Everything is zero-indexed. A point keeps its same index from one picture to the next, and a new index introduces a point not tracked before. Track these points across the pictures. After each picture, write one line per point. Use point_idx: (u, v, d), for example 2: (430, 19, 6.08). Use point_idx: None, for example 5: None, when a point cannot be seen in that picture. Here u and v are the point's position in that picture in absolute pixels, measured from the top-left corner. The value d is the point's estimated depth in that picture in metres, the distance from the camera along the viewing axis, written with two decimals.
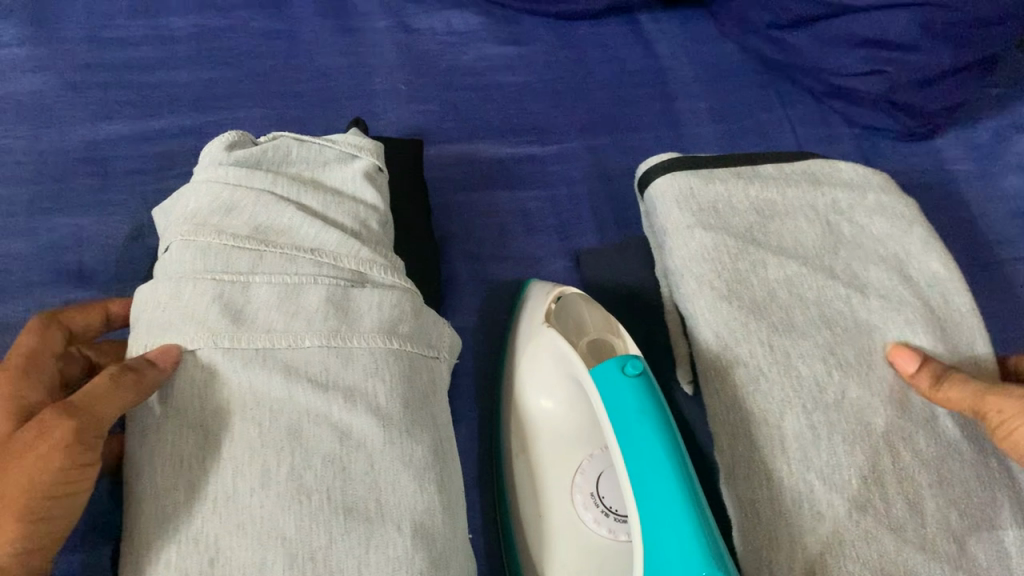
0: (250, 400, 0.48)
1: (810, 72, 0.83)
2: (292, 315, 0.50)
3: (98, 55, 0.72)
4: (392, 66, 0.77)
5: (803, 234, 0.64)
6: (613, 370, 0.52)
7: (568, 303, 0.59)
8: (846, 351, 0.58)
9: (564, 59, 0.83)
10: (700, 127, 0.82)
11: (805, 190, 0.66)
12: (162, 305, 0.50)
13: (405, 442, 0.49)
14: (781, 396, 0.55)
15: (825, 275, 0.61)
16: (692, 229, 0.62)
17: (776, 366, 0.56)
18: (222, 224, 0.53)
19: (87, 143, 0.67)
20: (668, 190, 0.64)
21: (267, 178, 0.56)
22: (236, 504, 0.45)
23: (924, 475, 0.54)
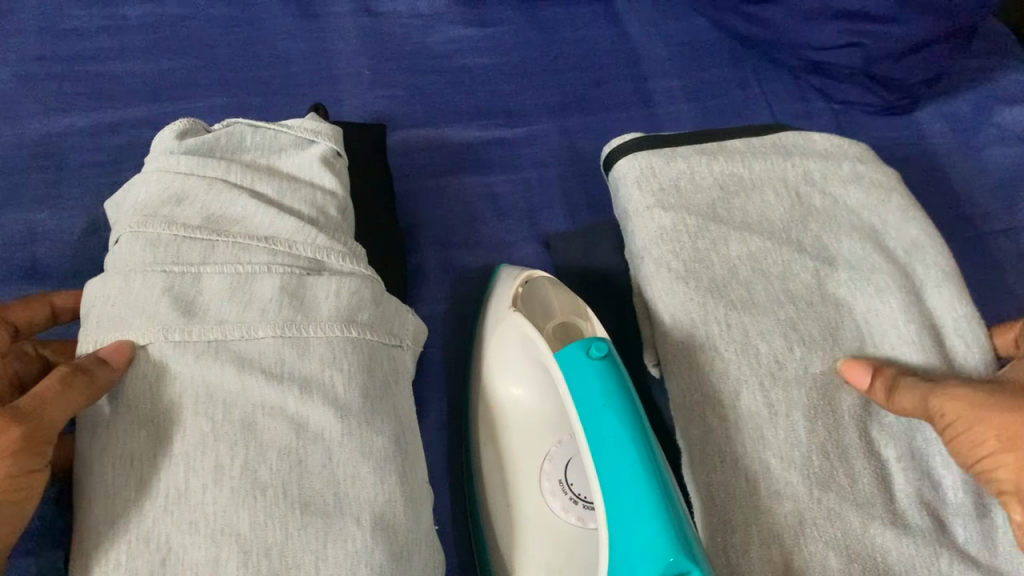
0: (202, 395, 0.46)
1: (784, 48, 0.82)
2: (245, 305, 0.49)
3: (51, 46, 0.70)
4: (356, 51, 0.76)
5: (769, 208, 0.62)
6: (578, 354, 0.50)
7: (535, 287, 0.58)
8: (809, 327, 0.56)
9: (533, 39, 0.81)
10: (673, 106, 0.80)
11: (773, 162, 0.65)
12: (109, 299, 0.48)
13: (366, 434, 0.48)
14: (738, 373, 0.54)
15: (790, 249, 0.60)
16: (647, 210, 0.61)
17: (737, 344, 0.55)
18: (173, 215, 0.51)
19: (40, 136, 0.65)
20: (625, 175, 0.63)
21: (220, 166, 0.54)
22: (187, 502, 0.43)
23: (892, 448, 0.53)
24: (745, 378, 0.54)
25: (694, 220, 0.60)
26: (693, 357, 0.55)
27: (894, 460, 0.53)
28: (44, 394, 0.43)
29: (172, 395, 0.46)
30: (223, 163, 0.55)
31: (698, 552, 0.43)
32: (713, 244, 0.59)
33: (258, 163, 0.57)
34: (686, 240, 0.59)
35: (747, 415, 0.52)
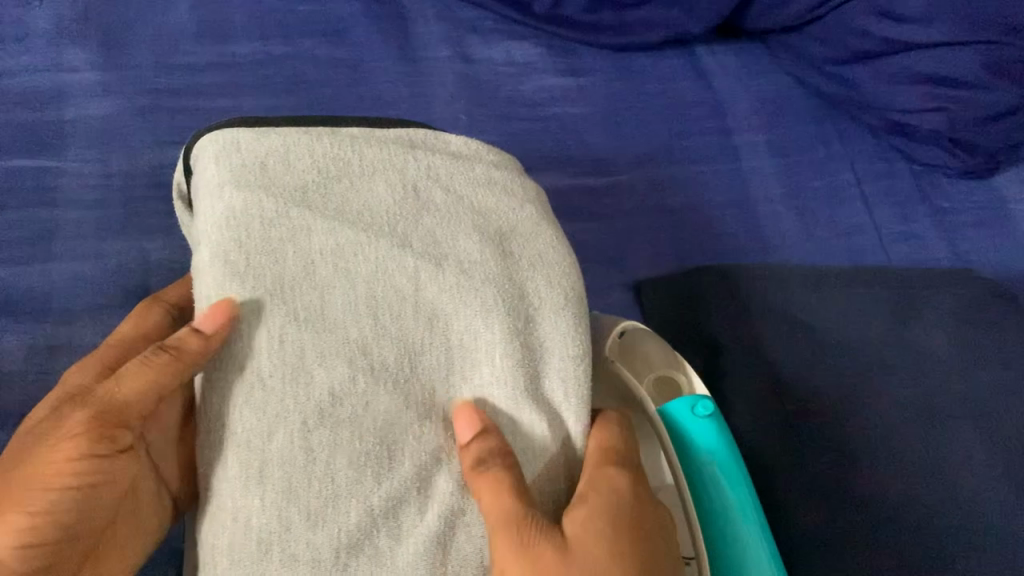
0: (326, 398, 0.41)
1: (870, 108, 0.83)
2: (430, 261, 0.46)
3: (166, 80, 0.73)
4: (452, 95, 0.78)
5: (842, 326, 0.69)
6: (683, 410, 0.51)
7: (633, 339, 0.57)
8: (861, 419, 0.63)
9: (621, 89, 0.83)
10: (757, 160, 0.82)
11: (856, 288, 0.72)
12: (240, 253, 0.43)
13: (365, 468, 0.41)
14: (250, 219, 0.44)
15: (862, 364, 0.66)
16: (206, 168, 0.47)
17: (303, 238, 0.44)
18: (292, 215, 0.45)
19: (153, 167, 0.68)
20: (200, 148, 0.48)
21: (338, 151, 0.48)
22: (320, 506, 0.40)
23: (933, 459, 0.61)
24: (282, 202, 0.45)
25: (337, 148, 0.48)
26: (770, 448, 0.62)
27: (909, 473, 0.61)
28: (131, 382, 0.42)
29: (309, 402, 0.41)
30: (330, 143, 0.48)
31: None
32: (290, 155, 0.47)
33: (382, 138, 0.51)
34: (497, 175, 0.52)
35: (233, 213, 0.44)
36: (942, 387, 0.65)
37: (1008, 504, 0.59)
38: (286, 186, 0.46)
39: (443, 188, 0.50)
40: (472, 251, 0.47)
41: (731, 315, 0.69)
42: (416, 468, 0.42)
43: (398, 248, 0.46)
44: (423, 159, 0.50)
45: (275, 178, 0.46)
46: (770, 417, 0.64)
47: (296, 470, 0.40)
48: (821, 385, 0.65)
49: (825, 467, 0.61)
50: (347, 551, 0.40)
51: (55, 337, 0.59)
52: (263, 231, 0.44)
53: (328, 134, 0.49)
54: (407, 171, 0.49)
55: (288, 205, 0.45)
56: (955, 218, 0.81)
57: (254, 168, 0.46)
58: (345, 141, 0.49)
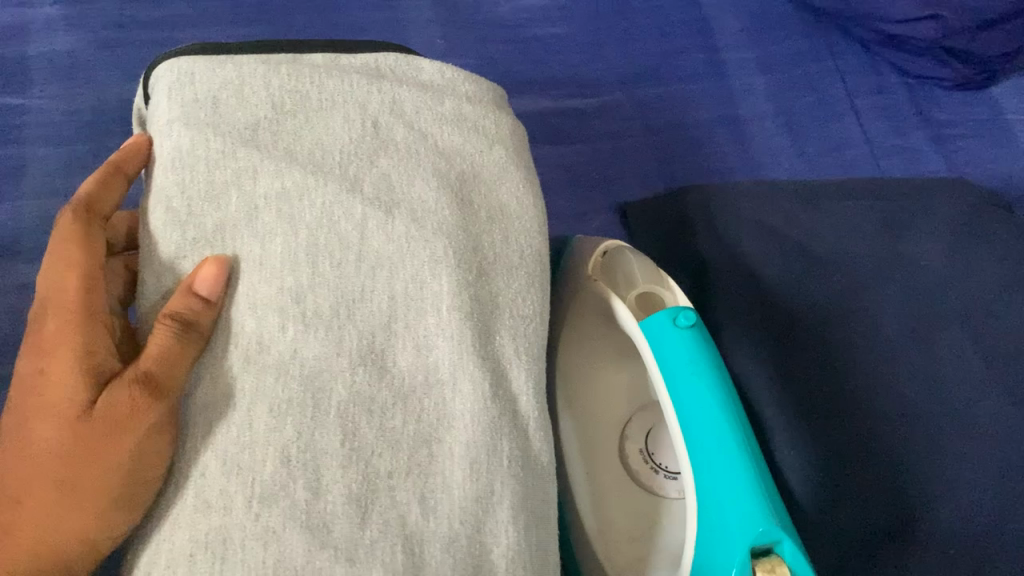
0: (252, 346, 0.37)
1: (860, 21, 0.81)
2: (380, 208, 0.41)
3: (131, 12, 0.70)
4: (428, 20, 0.75)
5: (838, 241, 0.67)
6: (664, 322, 0.51)
7: (614, 257, 0.56)
8: (858, 334, 0.62)
9: (603, 9, 0.80)
10: (745, 77, 0.79)
11: (853, 206, 0.70)
12: (182, 198, 0.39)
13: (284, 418, 0.36)
14: (194, 160, 0.40)
15: (859, 278, 0.65)
16: (157, 103, 0.42)
17: (248, 182, 0.40)
18: (238, 154, 0.40)
19: (120, 101, 0.66)
20: (155, 79, 0.43)
21: (295, 83, 0.43)
22: (237, 453, 0.35)
23: (933, 372, 0.60)
24: (229, 140, 0.40)
25: (296, 77, 0.43)
26: (765, 365, 0.60)
27: (907, 390, 0.59)
28: (165, 356, 0.35)
29: (236, 350, 0.37)
30: (290, 75, 0.43)
31: (782, 513, 0.45)
32: (244, 87, 0.42)
33: (346, 66, 0.45)
34: (469, 111, 0.46)
35: (179, 151, 0.40)
36: (937, 299, 0.64)
37: (1000, 414, 0.58)
38: (236, 123, 0.41)
39: (408, 125, 0.44)
40: (428, 199, 0.42)
41: (720, 234, 0.68)
42: (347, 432, 0.36)
43: (347, 193, 0.41)
44: (389, 91, 0.44)
45: (225, 115, 0.41)
46: (764, 336, 0.62)
47: (218, 416, 0.36)
48: (814, 301, 0.64)
49: (816, 376, 0.60)
50: (261, 500, 0.34)
51: (29, 275, 0.58)
52: (206, 174, 0.39)
53: (288, 61, 0.44)
54: (368, 105, 0.44)
55: (233, 147, 0.40)
56: (951, 129, 0.79)
57: (205, 104, 0.41)
58: (305, 72, 0.43)
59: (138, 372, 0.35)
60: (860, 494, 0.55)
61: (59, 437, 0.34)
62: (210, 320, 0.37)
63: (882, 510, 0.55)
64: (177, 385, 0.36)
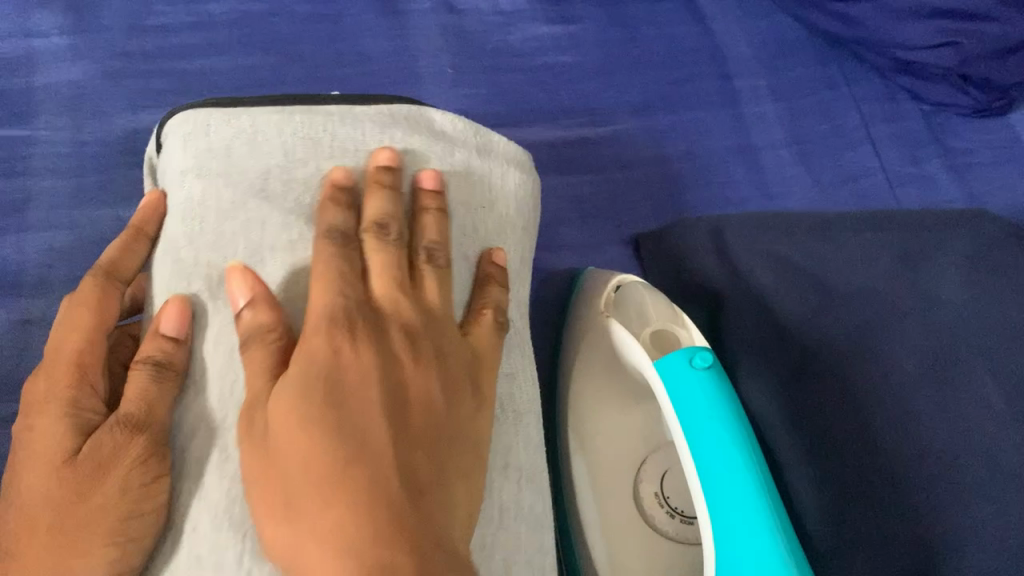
0: (250, 393, 0.38)
1: (873, 47, 0.80)
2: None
3: (138, 42, 0.70)
4: (437, 48, 0.74)
5: (847, 271, 0.66)
6: (680, 362, 0.49)
7: (624, 293, 0.55)
8: (864, 368, 0.59)
9: (615, 36, 0.79)
10: (759, 106, 0.78)
11: (868, 237, 0.68)
12: (190, 250, 0.41)
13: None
14: (206, 212, 0.42)
15: (868, 307, 0.63)
16: (173, 152, 0.44)
17: (257, 231, 0.41)
18: (248, 206, 0.42)
19: (128, 133, 0.65)
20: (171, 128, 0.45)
21: (311, 131, 0.44)
22: (231, 504, 0.36)
23: (946, 403, 0.57)
24: (240, 191, 0.42)
25: (311, 126, 0.44)
26: (778, 403, 0.61)
27: (920, 423, 0.56)
28: (144, 397, 0.38)
29: (232, 398, 0.38)
30: (305, 123, 0.44)
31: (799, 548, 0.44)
32: (259, 135, 0.44)
33: (360, 113, 0.46)
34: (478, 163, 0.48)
35: (191, 202, 0.42)
36: (952, 322, 0.61)
37: (1003, 468, 0.53)
38: (247, 172, 0.42)
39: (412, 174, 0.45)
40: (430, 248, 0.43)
41: (732, 269, 0.67)
42: None
43: None
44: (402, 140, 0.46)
45: (237, 164, 0.43)
46: (772, 379, 0.62)
47: (216, 466, 0.37)
48: (827, 334, 0.62)
49: (821, 419, 0.59)
50: (254, 556, 0.35)
51: (32, 311, 0.57)
52: (215, 224, 0.41)
53: (303, 110, 0.45)
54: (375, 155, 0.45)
55: (242, 197, 0.42)
56: (969, 158, 0.77)
57: (219, 154, 0.43)
58: (319, 121, 0.45)
59: (119, 416, 0.37)
60: (869, 543, 0.54)
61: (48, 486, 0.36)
62: (182, 358, 0.39)
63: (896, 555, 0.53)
64: (161, 422, 0.38)
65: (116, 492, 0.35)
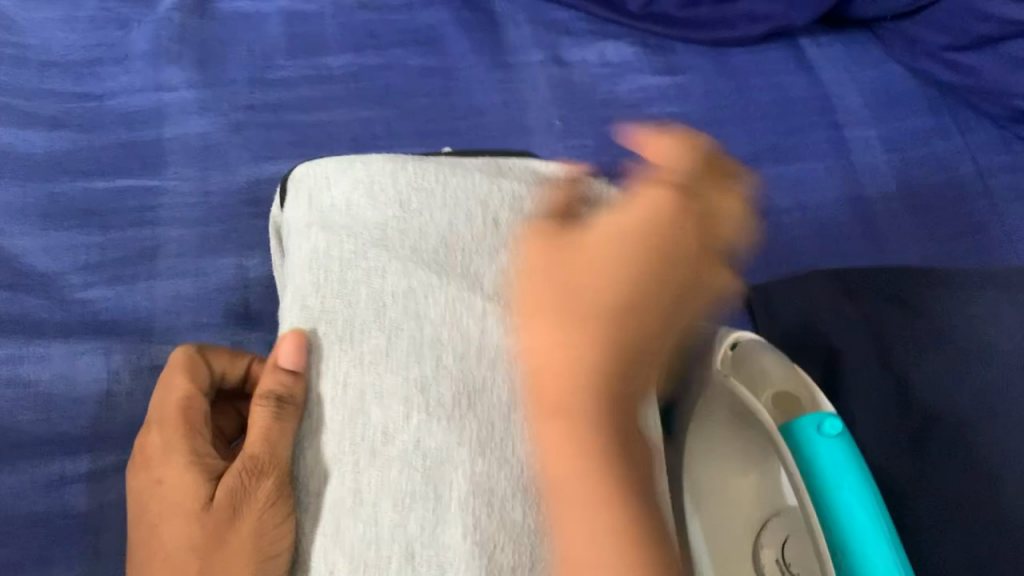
0: (379, 438, 0.41)
1: (990, 96, 0.78)
2: (498, 303, 0.45)
3: (260, 96, 0.73)
4: (546, 100, 0.75)
5: (972, 331, 0.64)
6: (808, 428, 0.48)
7: (745, 351, 0.54)
8: (991, 432, 0.59)
9: (722, 87, 0.79)
10: (870, 156, 0.77)
11: (995, 296, 0.66)
12: (316, 296, 0.45)
13: (407, 512, 0.39)
14: (329, 262, 0.46)
15: (991, 370, 0.62)
16: (298, 210, 0.50)
17: (377, 279, 0.45)
18: (368, 256, 0.46)
19: (251, 184, 0.68)
20: (299, 177, 0.51)
21: (421, 180, 0.49)
22: (364, 550, 0.38)
23: None
24: (360, 243, 0.46)
25: (420, 174, 0.49)
26: (897, 464, 0.58)
27: None
28: (267, 437, 0.41)
29: (360, 444, 0.41)
30: (415, 170, 0.49)
31: None
32: (374, 187, 0.49)
33: (470, 166, 0.52)
34: None
35: (316, 253, 0.46)
36: None
37: None
38: (366, 224, 0.47)
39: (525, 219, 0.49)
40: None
41: (850, 324, 0.65)
42: (469, 528, 0.39)
43: (467, 291, 0.45)
44: (508, 189, 0.50)
45: (357, 215, 0.48)
46: (897, 433, 0.59)
47: (345, 510, 0.39)
48: (952, 396, 0.60)
49: (949, 489, 0.56)
50: None
51: (160, 357, 0.59)
52: (339, 274, 0.45)
53: (413, 160, 0.50)
54: (489, 202, 0.49)
55: (363, 249, 0.46)
56: None
57: (342, 210, 0.48)
58: (430, 171, 0.49)
59: (244, 460, 0.40)
60: None
61: (185, 533, 0.38)
62: (300, 393, 0.43)
63: None
64: (282, 459, 0.41)
65: (254, 535, 0.38)
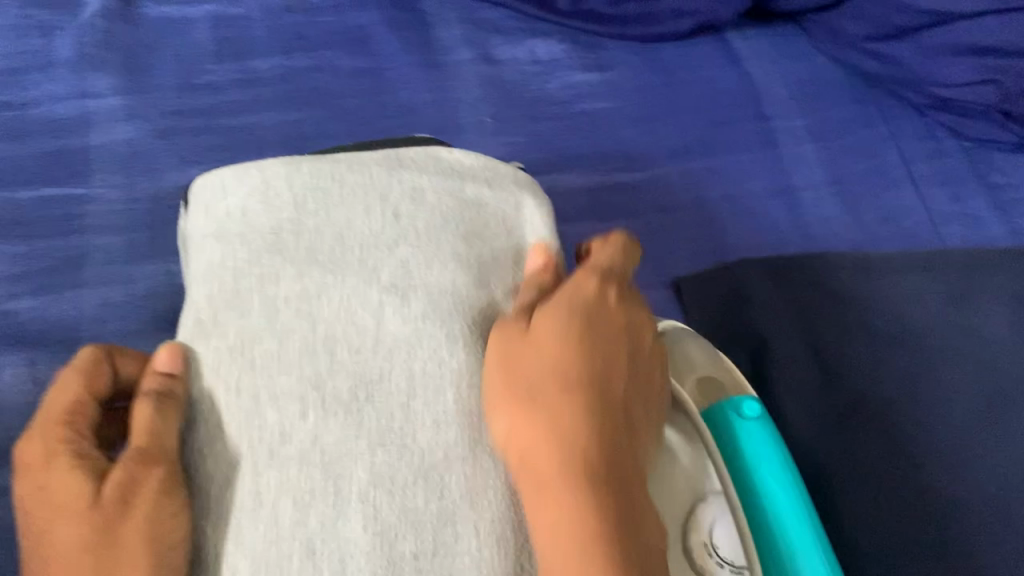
0: (276, 437, 0.41)
1: (912, 84, 0.80)
2: (397, 297, 0.45)
3: (187, 100, 0.72)
4: (477, 98, 0.76)
5: (894, 314, 0.67)
6: (726, 411, 0.49)
7: (672, 337, 0.55)
8: (911, 413, 0.61)
9: (651, 81, 0.80)
10: (796, 146, 0.79)
11: (915, 278, 0.68)
12: (208, 308, 0.44)
13: (307, 509, 0.39)
14: (223, 271, 0.45)
15: (914, 353, 0.64)
16: (197, 218, 0.48)
17: (271, 286, 0.44)
18: (263, 261, 0.45)
19: (177, 189, 0.67)
20: (197, 188, 0.50)
21: (317, 181, 0.48)
22: (267, 548, 0.38)
23: (989, 456, 0.60)
24: (254, 249, 0.45)
25: (318, 176, 0.48)
26: (820, 448, 0.59)
27: (968, 476, 0.59)
28: (150, 429, 0.40)
29: (257, 443, 0.40)
30: (309, 172, 0.48)
31: None
32: (269, 191, 0.47)
33: (367, 160, 0.50)
34: (491, 197, 0.52)
35: (212, 264, 0.45)
36: (994, 371, 0.64)
37: None
38: (262, 229, 0.46)
39: (432, 212, 0.48)
40: (445, 281, 0.46)
41: (769, 315, 0.66)
42: (369, 518, 0.39)
43: (364, 285, 0.45)
44: (410, 188, 0.49)
45: (251, 222, 0.46)
46: (812, 419, 0.61)
47: (247, 512, 0.39)
48: (872, 381, 0.63)
49: (872, 471, 0.59)
50: None
51: None
52: (232, 282, 0.44)
53: (309, 161, 0.49)
54: (390, 197, 0.48)
55: (258, 255, 0.45)
56: (1013, 193, 0.77)
57: (234, 215, 0.47)
58: (326, 171, 0.49)
59: (130, 453, 0.39)
60: None
61: (80, 531, 0.37)
62: (180, 391, 0.42)
63: None
64: (168, 451, 0.40)
65: (146, 526, 0.37)
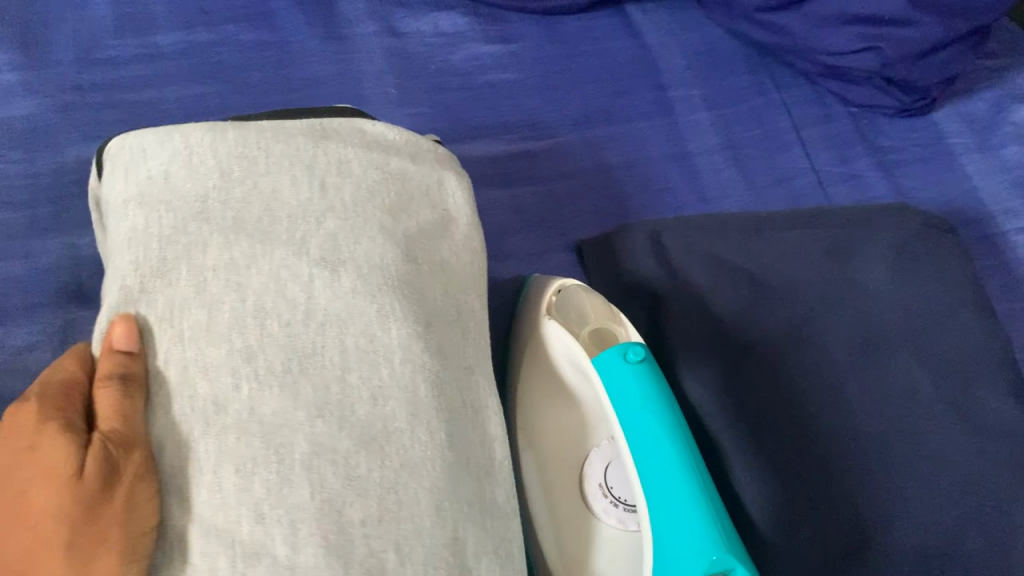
0: (210, 406, 0.41)
1: (801, 54, 0.83)
2: (326, 268, 0.46)
3: (88, 76, 0.72)
4: (382, 71, 0.77)
5: (784, 264, 0.69)
6: (614, 358, 0.52)
7: (569, 295, 0.58)
8: (799, 355, 0.63)
9: (553, 53, 0.83)
10: (694, 113, 0.82)
11: (804, 233, 0.71)
12: (135, 275, 0.43)
13: (251, 476, 0.39)
14: (148, 238, 0.44)
15: (803, 299, 0.66)
16: (115, 181, 0.48)
17: (198, 254, 0.44)
18: (188, 229, 0.45)
19: (79, 164, 0.67)
20: (114, 152, 0.49)
21: (244, 148, 0.49)
22: (212, 515, 0.38)
23: (874, 395, 0.61)
24: (180, 216, 0.45)
25: (244, 144, 0.49)
26: (719, 394, 0.61)
27: (857, 413, 0.60)
28: (119, 413, 0.40)
29: (192, 414, 0.40)
30: (236, 141, 0.49)
31: (729, 534, 0.46)
32: (193, 159, 0.47)
33: (291, 129, 0.51)
34: (414, 170, 0.53)
35: (134, 230, 0.45)
36: (886, 309, 0.65)
37: (929, 457, 0.58)
38: (187, 196, 0.46)
39: (353, 182, 0.50)
40: (374, 253, 0.47)
41: (676, 275, 0.69)
42: (315, 484, 0.40)
43: (293, 256, 0.46)
44: (335, 154, 0.50)
45: (175, 189, 0.46)
46: (720, 367, 0.63)
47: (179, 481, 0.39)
48: (768, 328, 0.65)
49: (771, 415, 0.60)
50: (242, 560, 0.38)
51: None
52: (159, 250, 0.44)
53: (235, 128, 0.50)
54: (315, 165, 0.49)
55: (183, 223, 0.45)
56: (896, 156, 0.82)
57: (157, 181, 0.47)
58: (251, 138, 0.49)
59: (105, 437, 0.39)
60: (812, 530, 0.56)
61: (56, 504, 0.37)
62: (141, 368, 0.41)
63: (839, 534, 0.55)
64: (139, 433, 0.40)
65: (123, 513, 0.37)
